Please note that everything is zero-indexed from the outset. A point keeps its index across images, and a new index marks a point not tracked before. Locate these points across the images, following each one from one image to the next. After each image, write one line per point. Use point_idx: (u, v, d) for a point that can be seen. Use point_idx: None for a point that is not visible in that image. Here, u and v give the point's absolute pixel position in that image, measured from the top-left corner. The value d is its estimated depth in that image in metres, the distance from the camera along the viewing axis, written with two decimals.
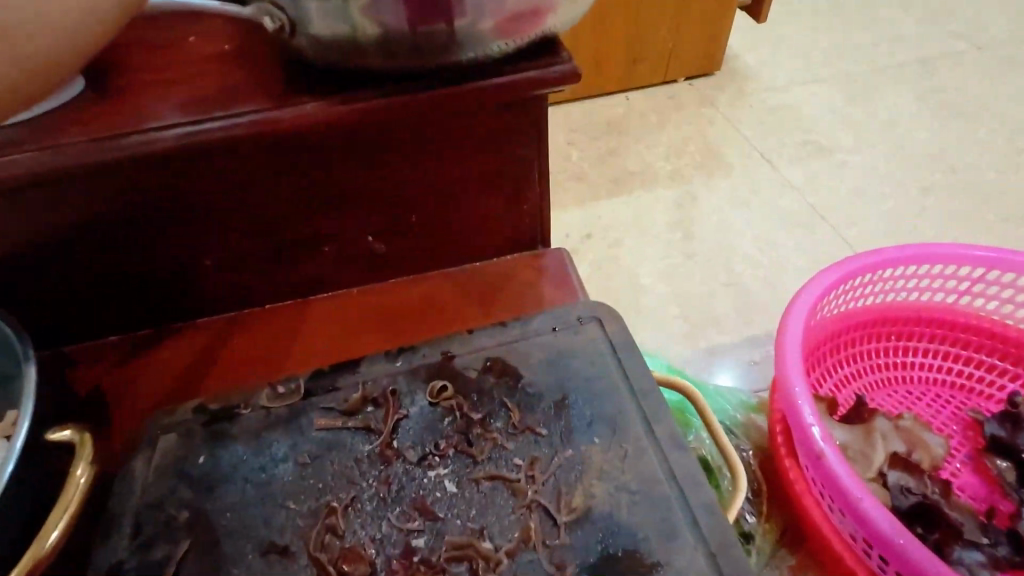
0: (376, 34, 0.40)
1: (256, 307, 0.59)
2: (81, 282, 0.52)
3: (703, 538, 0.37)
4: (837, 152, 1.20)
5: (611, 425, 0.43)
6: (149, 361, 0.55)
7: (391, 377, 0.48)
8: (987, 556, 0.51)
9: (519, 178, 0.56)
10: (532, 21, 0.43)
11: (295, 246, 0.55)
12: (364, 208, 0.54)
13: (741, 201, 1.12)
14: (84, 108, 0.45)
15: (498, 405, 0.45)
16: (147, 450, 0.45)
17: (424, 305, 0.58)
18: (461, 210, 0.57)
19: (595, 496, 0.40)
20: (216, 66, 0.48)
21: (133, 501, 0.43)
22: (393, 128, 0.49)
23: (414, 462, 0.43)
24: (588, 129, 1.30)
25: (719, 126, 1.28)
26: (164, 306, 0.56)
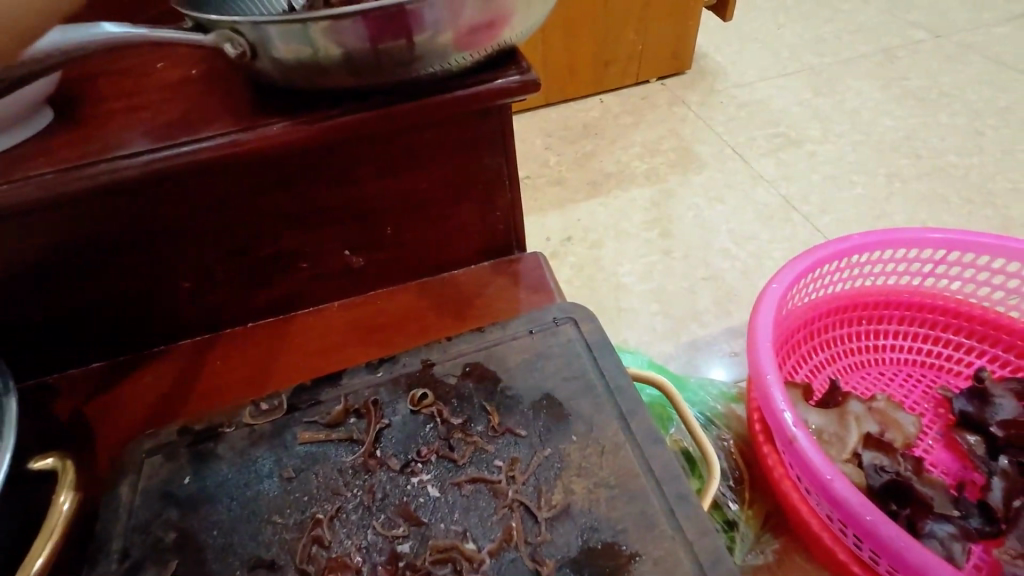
0: (338, 53, 0.42)
1: (238, 327, 0.59)
2: (60, 310, 0.53)
3: (680, 527, 0.38)
4: (807, 144, 1.22)
5: (588, 421, 0.45)
6: (132, 386, 0.55)
7: (372, 388, 0.49)
8: (957, 528, 0.52)
9: (489, 186, 0.57)
10: (490, 32, 0.44)
11: (272, 265, 0.56)
12: (338, 224, 0.55)
13: (716, 196, 1.14)
14: (54, 140, 0.46)
15: (478, 408, 0.46)
16: (132, 473, 0.45)
17: (403, 314, 0.59)
18: (436, 220, 0.58)
19: (574, 492, 0.41)
20: (183, 93, 0.49)
21: (120, 524, 0.43)
22: (361, 145, 0.50)
23: (397, 470, 0.44)
24: (563, 132, 1.32)
25: (692, 124, 1.30)
26: (146, 330, 0.57)
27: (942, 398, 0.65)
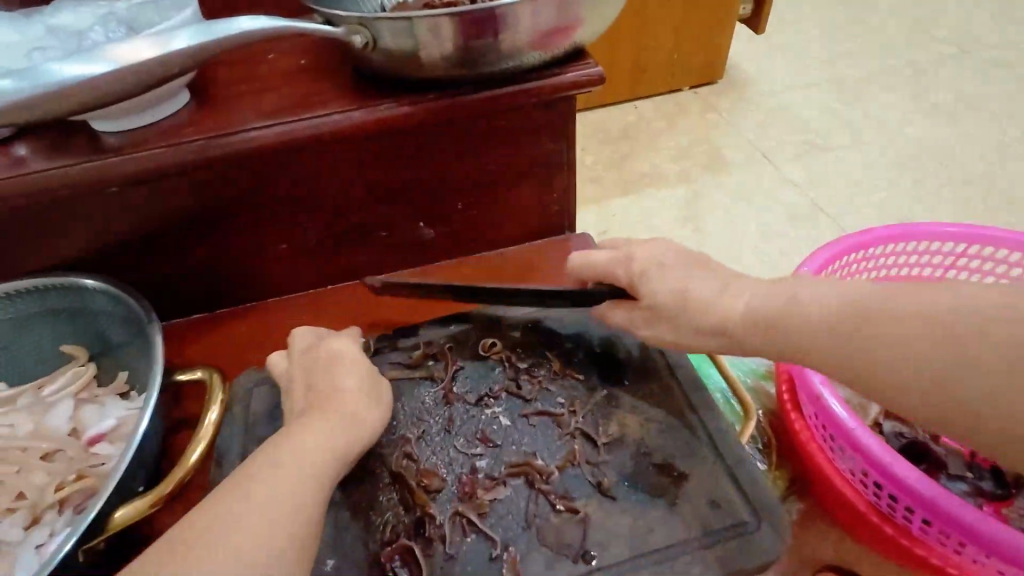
0: (435, 47, 0.49)
1: (321, 289, 0.67)
2: (177, 266, 0.61)
3: (721, 453, 0.45)
4: (835, 151, 1.28)
5: (638, 369, 0.51)
6: (232, 334, 0.63)
7: (446, 337, 0.56)
8: (971, 486, 0.57)
9: (549, 170, 0.64)
10: (562, 34, 0.52)
11: (356, 234, 0.64)
12: (417, 198, 0.62)
13: (745, 197, 1.20)
14: (191, 117, 0.54)
15: (540, 357, 0.53)
16: (244, 400, 0.53)
17: (466, 281, 0.66)
18: (500, 198, 0.65)
19: (628, 425, 0.47)
20: (295, 79, 0.57)
21: (236, 441, 0.51)
22: (444, 129, 0.58)
23: (471, 401, 0.51)
24: (599, 135, 1.39)
25: (723, 130, 1.37)
26: (245, 288, 0.65)
27: None
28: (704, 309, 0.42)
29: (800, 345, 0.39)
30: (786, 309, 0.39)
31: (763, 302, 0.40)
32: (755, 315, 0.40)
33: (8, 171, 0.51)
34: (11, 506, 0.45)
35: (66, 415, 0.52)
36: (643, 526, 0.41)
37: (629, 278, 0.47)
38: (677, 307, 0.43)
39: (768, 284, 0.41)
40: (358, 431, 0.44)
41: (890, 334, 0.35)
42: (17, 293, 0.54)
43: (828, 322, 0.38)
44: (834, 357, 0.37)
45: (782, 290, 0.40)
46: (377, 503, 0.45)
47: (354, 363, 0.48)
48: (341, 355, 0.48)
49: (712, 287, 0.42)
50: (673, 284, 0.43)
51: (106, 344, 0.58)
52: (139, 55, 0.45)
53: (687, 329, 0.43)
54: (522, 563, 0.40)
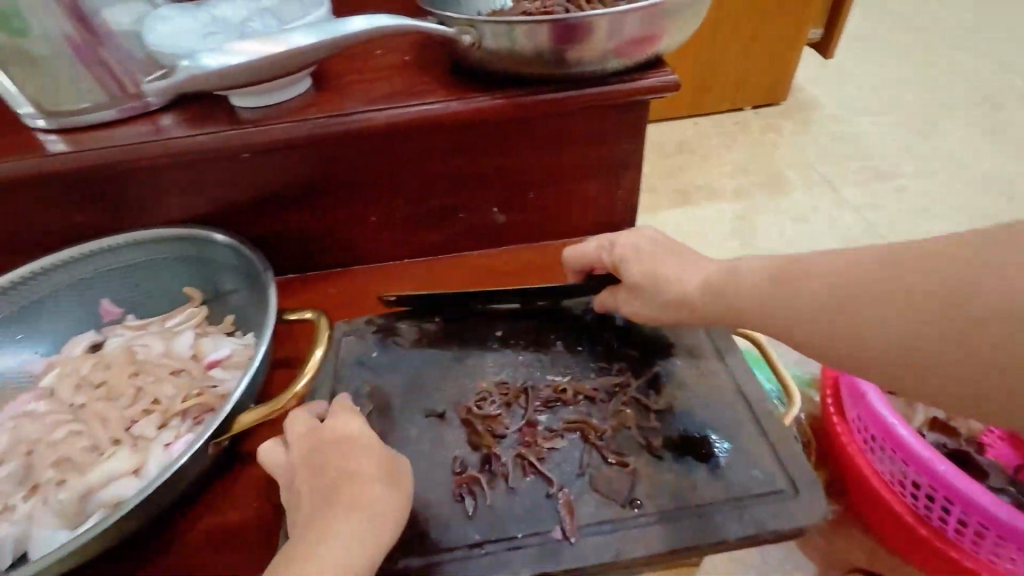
0: (530, 49, 0.56)
1: (399, 261, 0.75)
2: (283, 228, 0.70)
3: (764, 430, 0.48)
4: (898, 178, 1.27)
5: (690, 352, 0.55)
6: (321, 293, 0.71)
7: (513, 309, 0.62)
8: (1014, 500, 0.58)
9: (617, 168, 0.70)
10: (645, 44, 0.57)
11: (437, 213, 0.71)
12: (495, 185, 0.69)
13: (800, 216, 1.21)
14: (314, 99, 0.63)
15: (599, 333, 0.58)
16: (335, 345, 0.61)
17: (531, 265, 0.72)
18: (570, 192, 0.71)
19: (678, 398, 0.52)
20: (401, 72, 0.65)
21: (326, 379, 0.58)
22: (527, 123, 0.64)
23: (533, 366, 0.56)
24: (658, 147, 1.43)
25: (783, 150, 1.38)
26: (335, 253, 0.73)
27: None
28: (673, 283, 0.49)
29: (775, 315, 0.42)
30: (787, 286, 0.41)
31: (718, 276, 0.46)
32: (711, 285, 0.46)
33: (162, 133, 0.61)
34: (147, 409, 0.54)
35: (189, 342, 0.60)
36: (686, 485, 0.46)
37: (612, 262, 0.54)
38: (649, 283, 0.51)
39: (722, 263, 0.47)
40: (399, 513, 0.43)
41: (865, 312, 0.36)
42: (157, 237, 0.65)
43: (828, 285, 0.39)
44: (804, 327, 0.40)
45: (726, 267, 0.46)
46: (447, 441, 0.51)
47: (363, 446, 0.45)
48: (353, 440, 0.46)
49: (675, 265, 0.50)
50: (647, 267, 0.51)
51: (220, 289, 0.67)
52: (278, 47, 0.54)
53: (658, 303, 0.50)
54: (576, 504, 0.45)
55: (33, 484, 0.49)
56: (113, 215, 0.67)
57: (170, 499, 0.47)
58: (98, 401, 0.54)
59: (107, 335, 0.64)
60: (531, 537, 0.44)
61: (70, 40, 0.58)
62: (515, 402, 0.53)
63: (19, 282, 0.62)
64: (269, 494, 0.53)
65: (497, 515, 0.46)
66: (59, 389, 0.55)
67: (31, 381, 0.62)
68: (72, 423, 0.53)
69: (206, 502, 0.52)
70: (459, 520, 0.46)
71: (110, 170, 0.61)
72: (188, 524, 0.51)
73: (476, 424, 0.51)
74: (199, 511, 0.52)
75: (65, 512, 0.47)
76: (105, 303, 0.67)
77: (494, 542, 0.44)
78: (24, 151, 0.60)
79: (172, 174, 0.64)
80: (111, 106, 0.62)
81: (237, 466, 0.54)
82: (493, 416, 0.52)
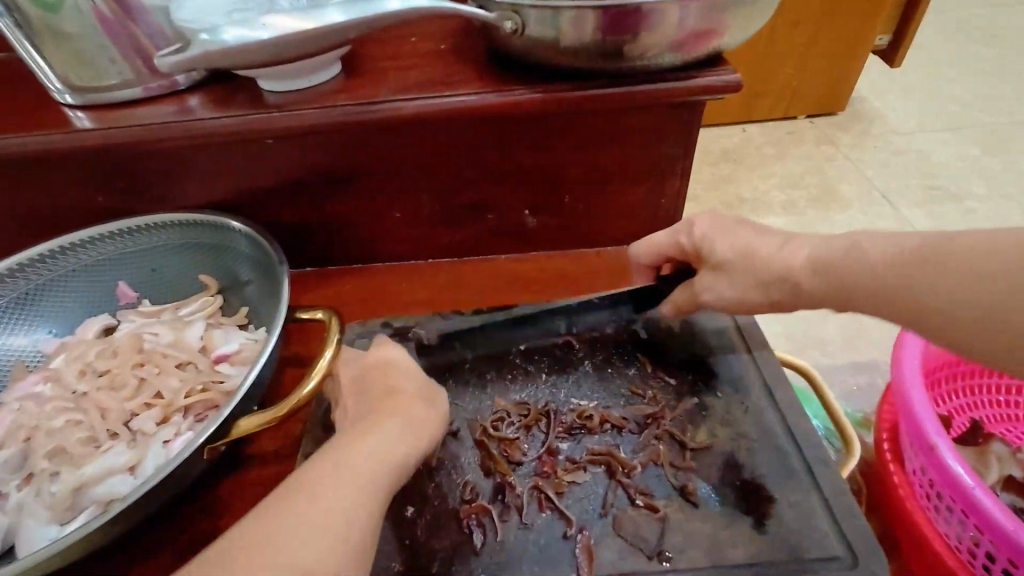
0: (577, 39, 0.51)
1: (423, 261, 0.71)
2: (304, 219, 0.67)
3: (818, 483, 0.42)
4: (968, 200, 1.16)
5: (734, 384, 0.50)
6: (341, 290, 0.68)
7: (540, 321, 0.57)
8: None
9: (662, 174, 0.64)
10: (704, 38, 0.52)
11: (466, 213, 0.67)
12: (528, 186, 0.65)
13: (855, 235, 1.12)
14: (343, 85, 0.60)
15: (631, 354, 0.53)
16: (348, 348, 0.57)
17: (560, 274, 0.67)
18: (608, 198, 0.66)
19: (718, 436, 0.46)
20: (436, 60, 0.61)
21: None
22: (568, 121, 0.59)
23: (558, 386, 0.52)
24: (702, 154, 1.36)
25: (839, 164, 1.29)
26: (357, 248, 0.70)
27: None
28: (770, 261, 0.43)
29: (847, 288, 0.39)
30: (853, 256, 0.39)
31: (825, 249, 0.41)
32: (820, 261, 0.40)
33: (186, 114, 0.58)
34: (149, 401, 0.51)
35: (199, 332, 0.58)
36: (724, 539, 0.40)
37: (692, 245, 0.48)
38: (739, 263, 0.44)
39: (833, 236, 0.41)
40: (415, 441, 0.41)
41: (947, 275, 0.36)
42: (176, 222, 0.62)
43: (890, 258, 0.38)
44: (885, 302, 0.38)
45: (842, 241, 0.40)
46: (459, 463, 0.47)
47: (402, 371, 0.47)
48: (391, 362, 0.48)
49: (775, 243, 0.43)
50: (736, 241, 0.45)
51: (235, 280, 0.64)
52: (311, 21, 0.50)
53: (757, 280, 0.43)
54: (596, 549, 0.41)
55: (27, 472, 0.47)
56: (135, 196, 0.65)
57: (162, 501, 0.44)
58: (101, 390, 0.52)
59: (120, 319, 0.62)
60: None
61: (99, 11, 0.56)
62: (535, 426, 0.49)
63: (36, 261, 0.61)
64: None
65: (507, 553, 0.41)
66: (64, 373, 0.53)
67: (42, 361, 0.61)
68: (73, 410, 0.50)
69: (201, 505, 0.49)
70: (465, 555, 0.41)
71: (132, 149, 0.59)
72: (182, 527, 0.48)
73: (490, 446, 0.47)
74: (193, 514, 0.49)
75: (57, 505, 0.45)
76: (122, 285, 0.65)
77: None
78: (49, 126, 0.59)
79: (195, 157, 0.62)
80: (138, 84, 0.61)
81: (237, 468, 0.51)
82: (510, 440, 0.47)
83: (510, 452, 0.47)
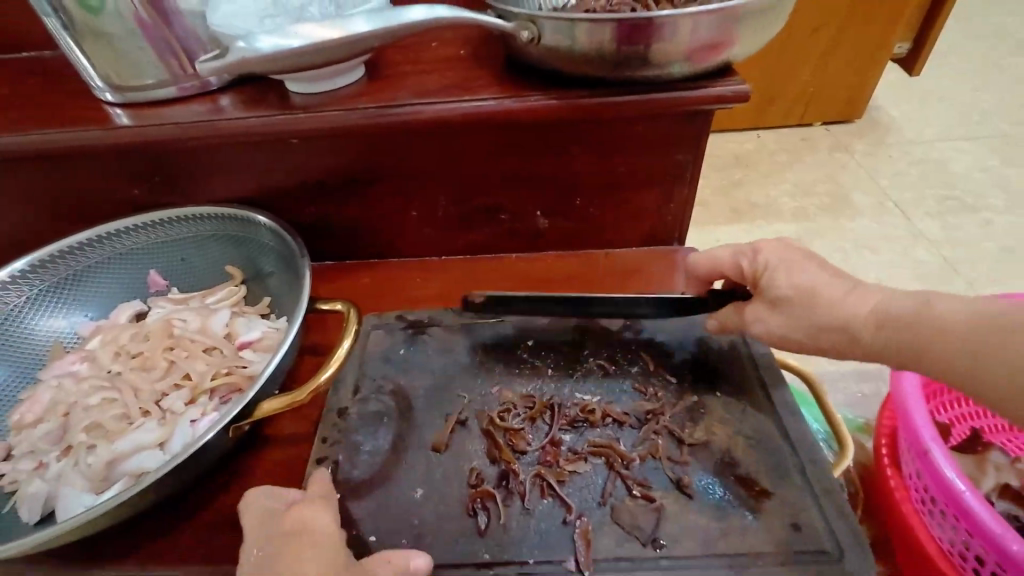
0: (591, 48, 0.53)
1: (436, 258, 0.74)
2: (325, 216, 0.70)
3: (811, 482, 0.44)
4: (983, 212, 1.16)
5: (734, 384, 0.52)
6: (356, 283, 0.71)
7: (547, 320, 0.60)
8: None
9: (671, 180, 0.66)
10: (714, 50, 0.53)
11: (479, 213, 0.69)
12: (540, 189, 0.67)
13: (866, 244, 1.12)
14: (365, 88, 0.62)
15: (636, 354, 0.55)
16: (364, 338, 0.60)
17: (569, 275, 0.70)
18: (618, 203, 0.68)
19: (716, 434, 0.48)
20: (455, 65, 0.64)
21: (351, 372, 0.57)
22: (580, 128, 0.62)
23: (563, 381, 0.54)
24: (715, 160, 1.37)
25: (853, 172, 1.29)
26: (374, 245, 0.73)
27: None
28: (834, 306, 0.44)
29: (925, 350, 0.41)
30: (922, 317, 0.41)
31: (896, 302, 0.42)
32: (889, 316, 0.42)
33: (218, 113, 0.62)
34: (178, 382, 0.55)
35: (225, 319, 0.61)
36: (716, 532, 0.42)
37: (753, 271, 0.48)
38: (805, 302, 0.45)
39: (909, 291, 0.43)
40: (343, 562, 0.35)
41: (1005, 352, 0.37)
42: (205, 215, 0.66)
43: (962, 322, 0.39)
44: (908, 349, 0.41)
45: (916, 297, 0.42)
46: (466, 450, 0.49)
47: (322, 547, 0.35)
48: (313, 534, 0.36)
49: (841, 289, 0.44)
50: (798, 280, 0.45)
51: (259, 271, 0.67)
52: (337, 31, 0.53)
53: (817, 330, 0.44)
54: (593, 535, 0.43)
55: (66, 445, 0.51)
56: (167, 189, 0.68)
57: (189, 476, 0.47)
58: (133, 371, 0.56)
59: (150, 305, 0.66)
60: (543, 564, 0.42)
61: (139, 16, 0.59)
62: (540, 420, 0.51)
63: (73, 249, 0.65)
64: (285, 482, 0.52)
65: (509, 536, 0.43)
66: (100, 355, 0.57)
67: (77, 342, 0.64)
68: (106, 389, 0.54)
69: (223, 481, 0.53)
70: (469, 536, 0.44)
71: (166, 146, 0.63)
72: (205, 502, 0.51)
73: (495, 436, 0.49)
74: (215, 489, 0.52)
75: (93, 476, 0.49)
76: (153, 273, 0.69)
77: (501, 565, 0.42)
78: (90, 122, 0.63)
79: (224, 155, 0.65)
80: (174, 83, 0.64)
81: (256, 449, 0.55)
82: (515, 431, 0.50)
83: (515, 442, 0.49)
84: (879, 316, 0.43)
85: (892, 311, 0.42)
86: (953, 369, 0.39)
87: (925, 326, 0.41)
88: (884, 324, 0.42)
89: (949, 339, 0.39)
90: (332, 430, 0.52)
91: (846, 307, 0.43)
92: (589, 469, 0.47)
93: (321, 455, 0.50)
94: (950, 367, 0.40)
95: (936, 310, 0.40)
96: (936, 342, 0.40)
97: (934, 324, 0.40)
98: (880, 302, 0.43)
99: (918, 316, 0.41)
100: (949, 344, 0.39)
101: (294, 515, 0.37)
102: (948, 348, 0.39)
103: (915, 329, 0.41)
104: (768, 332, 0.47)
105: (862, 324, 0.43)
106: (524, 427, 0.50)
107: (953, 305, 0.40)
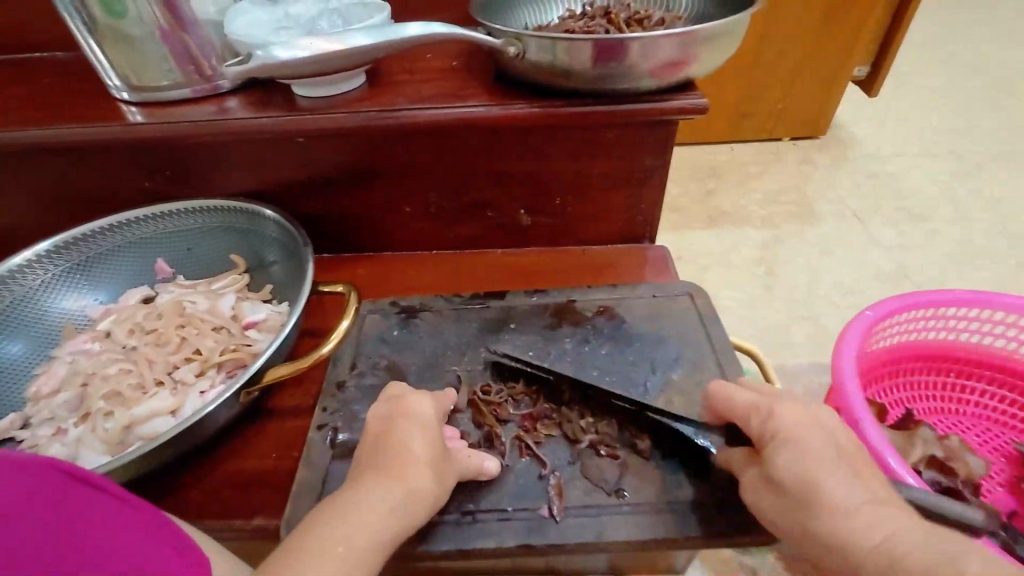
0: (568, 64, 0.60)
1: (428, 252, 0.80)
2: (325, 210, 0.76)
3: None
4: (933, 222, 1.26)
5: (691, 361, 0.58)
6: (352, 273, 0.77)
7: (528, 306, 0.66)
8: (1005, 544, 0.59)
9: (642, 183, 0.73)
10: (677, 68, 0.61)
11: (468, 210, 0.76)
12: (524, 189, 0.74)
13: (828, 250, 1.21)
14: (366, 93, 0.68)
15: (607, 336, 0.62)
16: (360, 321, 0.66)
17: (549, 268, 0.76)
18: (595, 203, 0.75)
19: (674, 404, 0.55)
20: (447, 75, 0.70)
21: (349, 350, 0.63)
22: (559, 135, 0.69)
23: (541, 359, 0.60)
24: (691, 170, 1.45)
25: (817, 184, 1.38)
26: (370, 238, 0.78)
27: (1017, 454, 0.70)
28: (837, 509, 0.39)
29: (845, 549, 0.38)
30: (887, 563, 0.36)
31: (910, 539, 0.36)
32: (895, 556, 0.36)
33: (228, 114, 0.67)
34: (188, 356, 0.60)
35: (231, 302, 0.66)
36: (671, 484, 0.48)
37: (758, 435, 0.44)
38: (801, 485, 0.40)
39: (928, 533, 0.36)
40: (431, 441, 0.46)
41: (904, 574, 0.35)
42: (213, 207, 0.71)
43: (889, 548, 0.36)
44: (834, 555, 0.39)
45: (944, 549, 0.35)
46: (454, 417, 0.55)
47: (423, 426, 0.46)
48: (416, 415, 0.47)
49: (858, 498, 0.39)
50: (805, 464, 0.40)
51: (262, 260, 0.72)
52: (335, 44, 0.59)
53: (810, 538, 0.40)
54: (565, 486, 0.49)
55: (84, 412, 0.56)
56: (177, 183, 0.73)
57: (200, 438, 0.52)
58: (147, 346, 0.61)
59: (158, 290, 0.70)
60: (520, 511, 0.48)
61: (160, 25, 0.64)
62: (521, 398, 0.57)
63: (87, 236, 0.69)
64: (287, 448, 0.57)
65: (491, 488, 0.49)
66: (115, 332, 0.62)
67: (88, 323, 0.69)
68: (123, 362, 0.59)
69: (229, 447, 0.57)
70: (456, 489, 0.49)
71: (179, 143, 0.68)
72: (212, 466, 0.56)
73: (477, 403, 0.55)
74: (221, 454, 0.57)
75: (109, 440, 0.54)
76: (160, 261, 0.73)
77: (484, 512, 0.48)
78: (107, 119, 0.67)
79: (233, 152, 0.71)
80: (187, 86, 0.69)
81: (260, 419, 0.60)
82: (498, 405, 0.56)
83: (499, 413, 0.55)
84: (848, 506, 0.39)
85: (896, 557, 0.36)
86: (836, 558, 0.38)
87: (923, 563, 0.35)
88: (866, 527, 0.37)
89: (871, 539, 0.37)
90: (333, 401, 0.58)
91: (845, 530, 0.38)
92: (562, 432, 0.53)
93: (322, 422, 0.56)
94: (828, 552, 0.39)
95: (907, 561, 0.35)
96: (839, 558, 0.38)
97: (875, 540, 0.37)
98: (892, 525, 0.37)
99: (931, 558, 0.35)
100: (867, 566, 0.37)
101: (404, 401, 0.48)
102: (857, 546, 0.37)
103: (858, 552, 0.37)
104: (760, 511, 0.43)
105: (851, 538, 0.38)
106: (506, 403, 0.56)
107: (917, 555, 0.35)
